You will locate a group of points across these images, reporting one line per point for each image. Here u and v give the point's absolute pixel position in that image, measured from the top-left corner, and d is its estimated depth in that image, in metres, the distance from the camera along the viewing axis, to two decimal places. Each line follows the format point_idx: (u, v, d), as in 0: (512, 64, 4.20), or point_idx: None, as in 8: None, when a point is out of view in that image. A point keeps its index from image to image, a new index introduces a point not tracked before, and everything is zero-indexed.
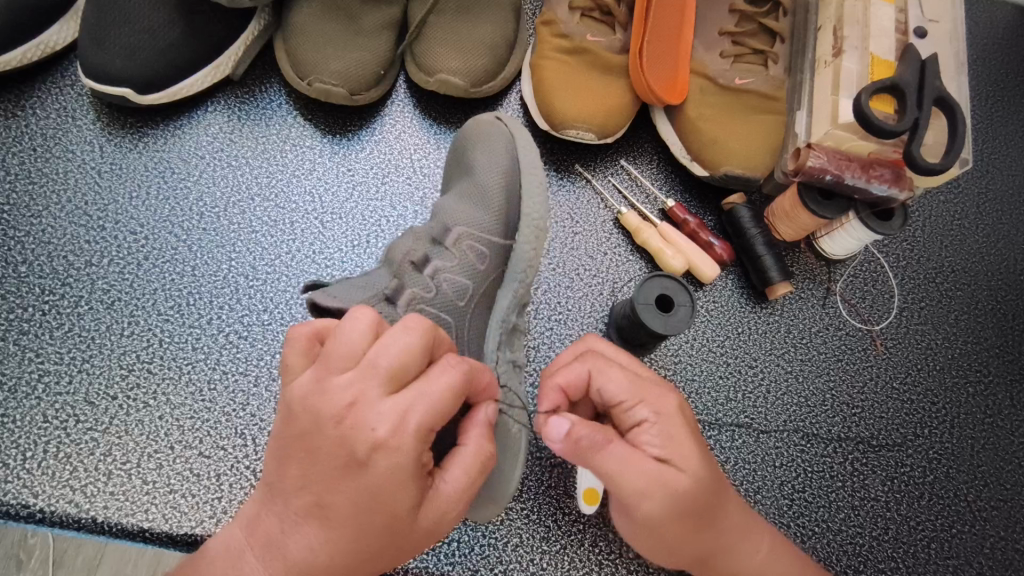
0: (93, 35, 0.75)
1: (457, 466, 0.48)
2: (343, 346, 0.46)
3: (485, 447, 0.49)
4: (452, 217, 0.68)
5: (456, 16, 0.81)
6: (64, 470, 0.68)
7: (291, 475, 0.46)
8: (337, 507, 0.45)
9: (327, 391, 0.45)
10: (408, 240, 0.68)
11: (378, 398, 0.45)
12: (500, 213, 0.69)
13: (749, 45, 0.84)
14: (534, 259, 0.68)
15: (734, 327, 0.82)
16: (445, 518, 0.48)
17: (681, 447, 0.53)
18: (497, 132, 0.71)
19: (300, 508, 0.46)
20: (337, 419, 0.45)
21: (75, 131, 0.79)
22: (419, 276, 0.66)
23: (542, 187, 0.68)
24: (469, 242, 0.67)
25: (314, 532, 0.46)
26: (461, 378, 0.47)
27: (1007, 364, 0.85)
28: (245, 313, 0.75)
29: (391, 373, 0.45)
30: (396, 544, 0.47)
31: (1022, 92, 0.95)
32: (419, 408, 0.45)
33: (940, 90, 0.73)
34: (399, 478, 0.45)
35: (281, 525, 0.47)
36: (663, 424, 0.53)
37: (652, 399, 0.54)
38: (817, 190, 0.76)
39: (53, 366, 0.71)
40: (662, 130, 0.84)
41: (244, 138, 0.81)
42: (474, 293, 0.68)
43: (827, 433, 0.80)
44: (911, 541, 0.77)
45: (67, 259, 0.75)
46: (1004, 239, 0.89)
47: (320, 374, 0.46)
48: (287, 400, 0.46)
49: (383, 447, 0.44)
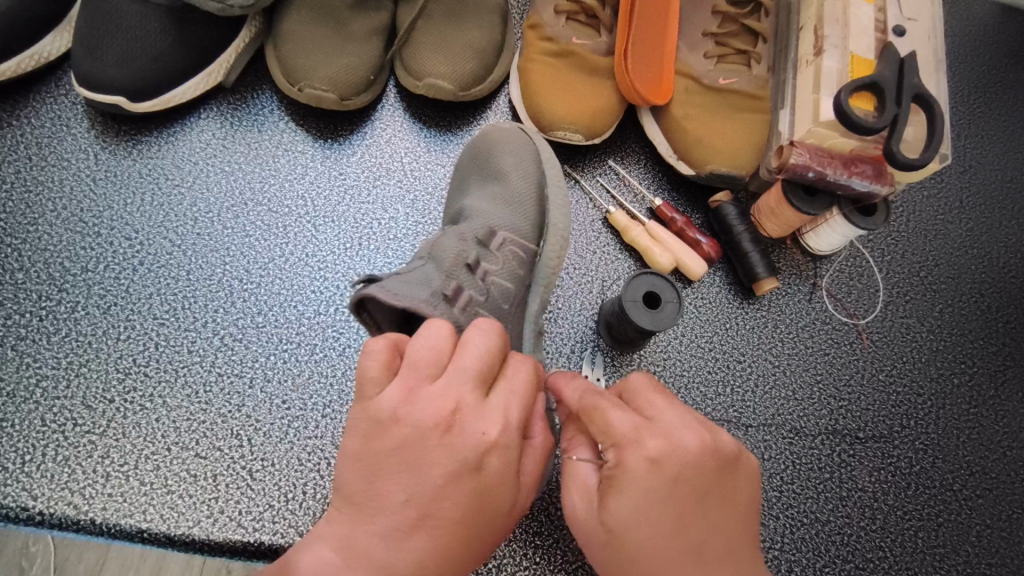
0: (86, 44, 0.76)
1: (532, 458, 0.48)
2: (429, 353, 0.46)
3: (552, 437, 0.50)
4: (491, 217, 0.69)
5: (444, 21, 0.82)
6: (62, 472, 0.69)
7: (391, 491, 0.43)
8: (447, 515, 0.43)
9: (424, 401, 0.44)
10: (455, 238, 0.65)
11: (477, 401, 0.45)
12: (540, 219, 0.71)
13: (732, 45, 0.85)
14: (557, 266, 0.70)
15: (722, 323, 0.84)
16: (525, 507, 0.49)
17: (611, 495, 0.45)
18: (520, 139, 0.74)
19: (404, 521, 0.43)
20: (442, 429, 0.44)
21: (69, 140, 0.80)
22: (472, 278, 0.64)
23: (566, 200, 0.71)
24: (512, 248, 0.68)
25: (422, 544, 0.43)
26: (535, 370, 0.49)
27: (991, 356, 0.86)
28: (240, 317, 0.76)
29: (482, 373, 0.46)
30: (490, 544, 0.46)
31: (1002, 89, 0.96)
32: (515, 405, 0.46)
33: (918, 88, 0.75)
34: (508, 478, 0.45)
35: (382, 543, 0.43)
36: (615, 474, 0.45)
37: (624, 449, 0.45)
38: (801, 187, 0.78)
39: (51, 370, 0.72)
40: (649, 130, 0.86)
41: (237, 145, 0.82)
42: (516, 294, 0.68)
43: (815, 426, 0.81)
44: (899, 530, 0.79)
45: (64, 265, 0.76)
46: (986, 232, 0.91)
47: (411, 384, 0.45)
48: (377, 415, 0.44)
49: (494, 448, 0.44)
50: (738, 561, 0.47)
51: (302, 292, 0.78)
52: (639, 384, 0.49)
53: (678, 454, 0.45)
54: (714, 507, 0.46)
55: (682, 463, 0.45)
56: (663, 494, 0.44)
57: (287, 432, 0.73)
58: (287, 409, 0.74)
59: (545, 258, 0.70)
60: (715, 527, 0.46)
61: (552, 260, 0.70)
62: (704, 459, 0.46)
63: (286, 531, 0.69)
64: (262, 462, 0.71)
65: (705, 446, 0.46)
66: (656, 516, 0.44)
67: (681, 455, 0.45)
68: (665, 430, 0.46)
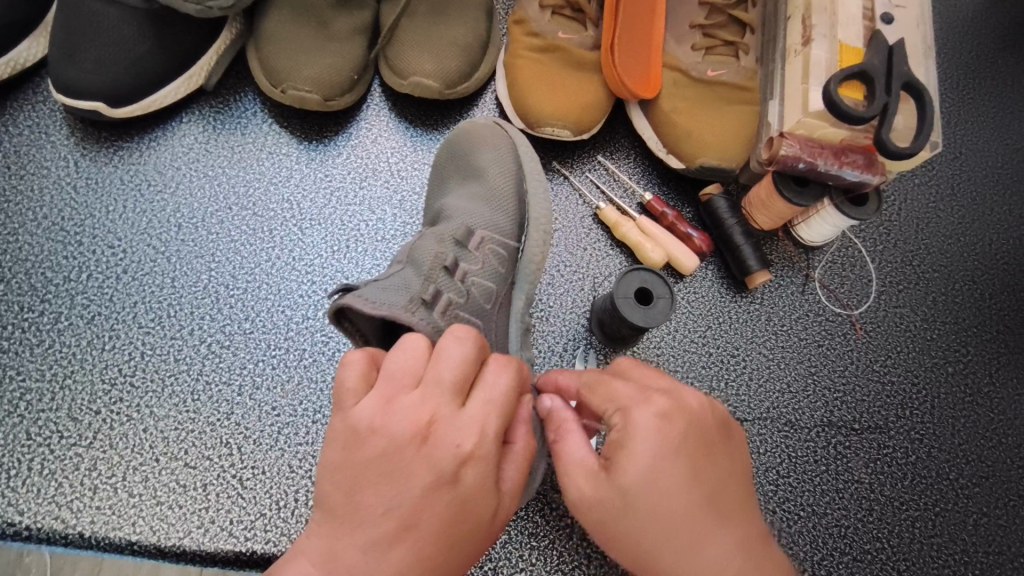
0: (63, 49, 0.74)
1: (513, 464, 0.47)
2: (405, 364, 0.46)
3: (534, 443, 0.49)
4: (472, 217, 0.68)
5: (427, 18, 0.81)
6: (48, 486, 0.68)
7: (371, 502, 0.43)
8: (427, 527, 0.43)
9: (399, 412, 0.44)
10: (433, 241, 0.65)
11: (454, 411, 0.45)
12: (521, 219, 0.70)
13: (720, 36, 0.84)
14: (542, 261, 0.69)
15: (715, 317, 0.83)
16: (509, 514, 0.48)
17: (622, 456, 0.46)
18: (501, 137, 0.73)
19: (384, 533, 0.42)
20: (418, 440, 0.44)
21: (49, 147, 0.79)
22: (451, 281, 0.63)
23: (546, 197, 0.70)
24: (491, 245, 0.67)
25: (403, 557, 0.42)
26: (517, 376, 0.47)
27: (985, 343, 0.86)
28: (227, 323, 0.75)
29: (458, 383, 0.46)
30: (474, 553, 0.45)
31: (990, 75, 0.96)
32: (493, 414, 0.45)
33: (908, 76, 0.74)
34: (487, 487, 0.44)
35: (364, 556, 0.42)
36: (624, 436, 0.46)
37: (630, 410, 0.47)
38: (792, 178, 0.77)
39: (35, 383, 0.71)
40: (638, 124, 0.85)
41: (219, 148, 0.81)
42: (498, 294, 0.67)
43: (809, 419, 0.81)
44: (896, 521, 0.79)
45: (46, 275, 0.75)
46: (979, 219, 0.90)
47: (386, 395, 0.45)
48: (353, 426, 0.44)
49: (471, 459, 0.44)
50: (750, 515, 0.47)
51: (290, 297, 0.77)
52: (624, 365, 0.53)
53: (682, 410, 0.47)
54: (723, 461, 0.48)
55: (687, 418, 0.47)
56: (673, 446, 0.46)
57: (278, 438, 0.72)
58: (277, 415, 0.73)
59: (528, 254, 0.69)
60: (725, 479, 0.47)
61: (535, 254, 0.69)
62: (706, 414, 0.48)
63: (279, 539, 0.68)
64: (252, 470, 0.70)
65: (703, 403, 0.48)
66: (669, 468, 0.45)
67: (685, 411, 0.47)
68: (666, 392, 0.48)
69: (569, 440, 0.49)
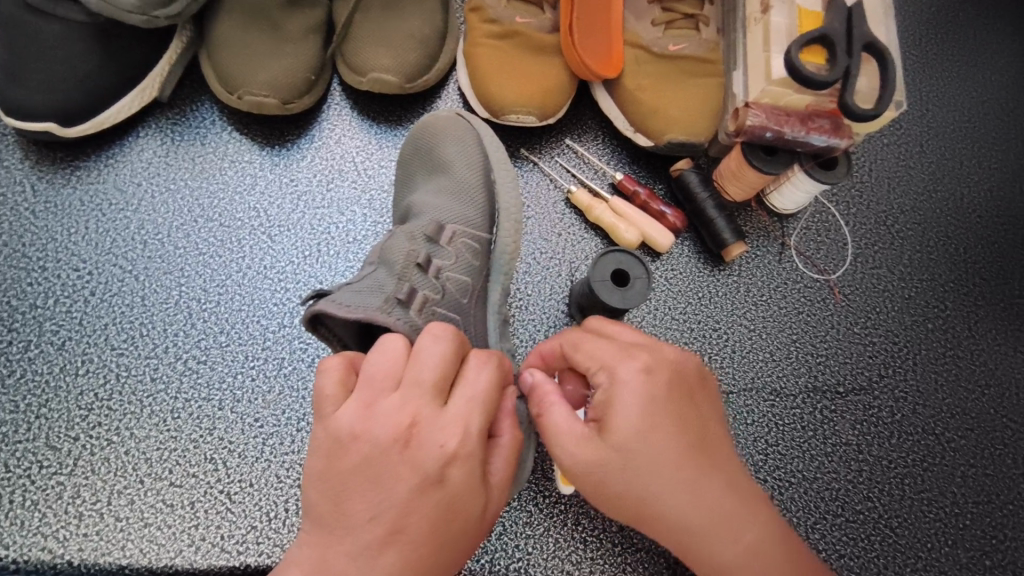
0: (7, 71, 0.72)
1: (499, 459, 0.47)
2: (383, 366, 0.45)
3: (520, 434, 0.48)
4: (443, 213, 0.67)
5: (382, 13, 0.80)
6: (33, 517, 0.67)
7: (357, 509, 0.42)
8: (416, 529, 0.42)
9: (381, 417, 0.44)
10: (404, 239, 0.64)
11: (435, 411, 0.44)
12: (494, 211, 0.69)
13: (679, 10, 0.84)
14: (515, 251, 0.68)
15: (694, 293, 0.83)
16: (499, 508, 0.48)
17: (614, 410, 0.47)
18: (466, 128, 0.72)
19: (372, 539, 0.42)
20: (400, 443, 0.43)
21: (3, 173, 0.77)
22: (425, 278, 0.63)
23: (515, 184, 0.69)
24: (463, 239, 0.66)
25: (393, 562, 0.42)
26: (498, 371, 0.47)
27: (963, 297, 0.87)
28: (202, 337, 0.74)
29: (438, 382, 0.45)
30: (466, 550, 0.45)
31: (952, 29, 0.96)
32: (475, 411, 0.45)
33: (868, 36, 0.74)
34: (474, 485, 0.44)
35: (354, 564, 0.42)
36: (614, 393, 0.47)
37: (616, 367, 0.48)
38: (760, 147, 0.77)
39: (9, 415, 0.70)
40: (604, 105, 0.84)
41: (180, 161, 0.80)
42: (474, 287, 0.67)
43: (794, 386, 0.81)
44: (885, 479, 0.80)
45: (11, 304, 0.73)
46: (949, 174, 0.91)
47: (366, 400, 0.44)
48: (335, 434, 0.43)
49: (456, 459, 0.43)
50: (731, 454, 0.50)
51: (264, 306, 0.76)
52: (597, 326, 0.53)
53: (664, 361, 0.49)
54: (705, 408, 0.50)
55: (670, 369, 0.49)
56: (661, 396, 0.47)
57: (263, 450, 0.71)
58: (261, 427, 0.72)
59: (502, 244, 0.68)
60: (709, 423, 0.49)
61: (507, 245, 0.68)
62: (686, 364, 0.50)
63: (272, 551, 0.68)
64: (239, 484, 0.70)
65: (682, 354, 0.50)
66: (660, 417, 0.47)
67: (666, 362, 0.49)
68: (646, 347, 0.50)
69: (555, 411, 0.48)
